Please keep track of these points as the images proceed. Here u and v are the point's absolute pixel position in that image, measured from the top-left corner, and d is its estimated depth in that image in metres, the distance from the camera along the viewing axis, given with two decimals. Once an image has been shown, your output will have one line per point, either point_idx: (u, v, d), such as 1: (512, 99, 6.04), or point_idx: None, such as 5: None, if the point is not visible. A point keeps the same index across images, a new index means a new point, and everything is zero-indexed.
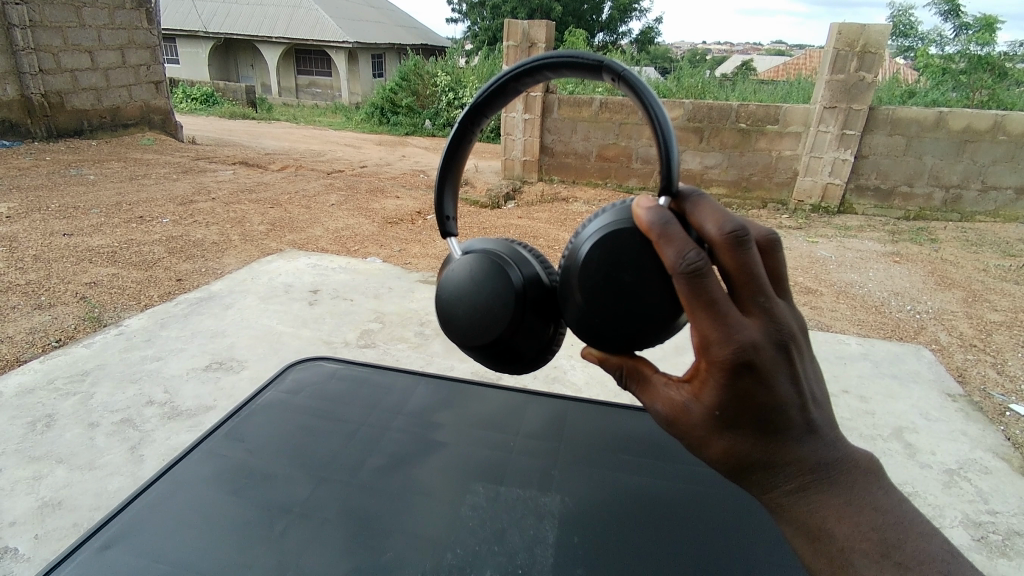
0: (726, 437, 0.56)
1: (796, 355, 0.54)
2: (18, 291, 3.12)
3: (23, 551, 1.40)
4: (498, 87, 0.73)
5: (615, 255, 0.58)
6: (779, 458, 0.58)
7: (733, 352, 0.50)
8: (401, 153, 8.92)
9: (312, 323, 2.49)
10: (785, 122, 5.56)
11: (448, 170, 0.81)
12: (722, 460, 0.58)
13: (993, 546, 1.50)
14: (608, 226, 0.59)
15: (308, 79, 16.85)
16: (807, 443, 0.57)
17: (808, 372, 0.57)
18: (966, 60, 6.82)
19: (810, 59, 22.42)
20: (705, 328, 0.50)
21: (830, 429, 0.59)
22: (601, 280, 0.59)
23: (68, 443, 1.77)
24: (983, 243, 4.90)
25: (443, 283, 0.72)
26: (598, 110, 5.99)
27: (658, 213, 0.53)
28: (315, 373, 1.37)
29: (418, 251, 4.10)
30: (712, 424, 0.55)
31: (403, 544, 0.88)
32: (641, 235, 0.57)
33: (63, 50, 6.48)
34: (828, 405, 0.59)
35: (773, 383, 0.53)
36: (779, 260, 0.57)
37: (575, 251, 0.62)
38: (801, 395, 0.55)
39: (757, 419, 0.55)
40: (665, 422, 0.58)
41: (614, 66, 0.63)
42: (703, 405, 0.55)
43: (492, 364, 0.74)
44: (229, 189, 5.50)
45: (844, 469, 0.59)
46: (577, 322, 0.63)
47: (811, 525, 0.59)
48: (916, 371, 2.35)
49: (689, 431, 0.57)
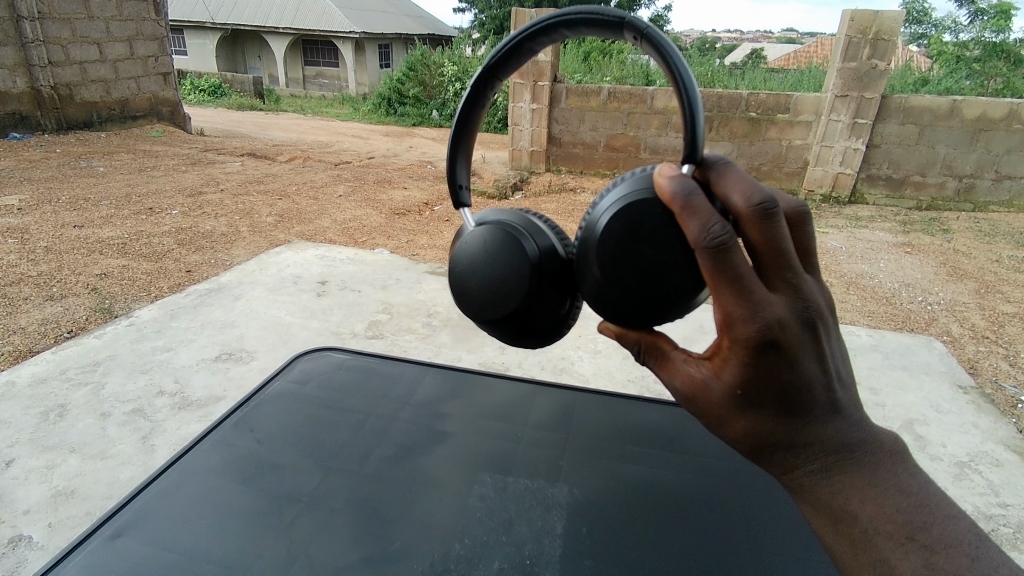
0: (747, 416, 0.55)
1: (822, 334, 0.53)
2: (30, 282, 3.15)
3: (37, 540, 1.42)
4: (513, 48, 0.72)
5: (635, 227, 0.58)
6: (800, 439, 0.57)
7: (757, 329, 0.50)
8: (408, 143, 8.91)
9: (321, 314, 2.50)
10: (796, 111, 5.50)
11: (460, 141, 0.81)
12: (742, 440, 0.57)
13: (1004, 539, 1.49)
14: (627, 198, 0.58)
15: (315, 70, 16.86)
16: (831, 423, 0.57)
17: (835, 351, 0.56)
18: (981, 48, 6.73)
19: (820, 46, 22.26)
20: (729, 306, 0.50)
21: (854, 410, 0.58)
22: (620, 253, 0.59)
23: (81, 432, 1.79)
24: (996, 233, 4.84)
25: (456, 253, 0.72)
26: (607, 100, 5.95)
27: (682, 185, 0.52)
28: (323, 363, 1.38)
29: (425, 242, 4.10)
30: (733, 402, 0.55)
31: (412, 533, 0.88)
32: (662, 206, 0.56)
33: (72, 43, 6.50)
34: (853, 386, 0.59)
35: (798, 361, 0.52)
36: (806, 236, 0.57)
37: (593, 223, 0.62)
38: (826, 373, 0.55)
39: (781, 399, 0.54)
40: (684, 400, 0.58)
41: (637, 25, 0.62)
42: (724, 382, 0.54)
43: (507, 339, 0.73)
44: (238, 181, 5.52)
45: (868, 451, 0.58)
46: (593, 297, 0.63)
47: (832, 507, 0.58)
48: (927, 363, 2.33)
49: (709, 409, 0.56)
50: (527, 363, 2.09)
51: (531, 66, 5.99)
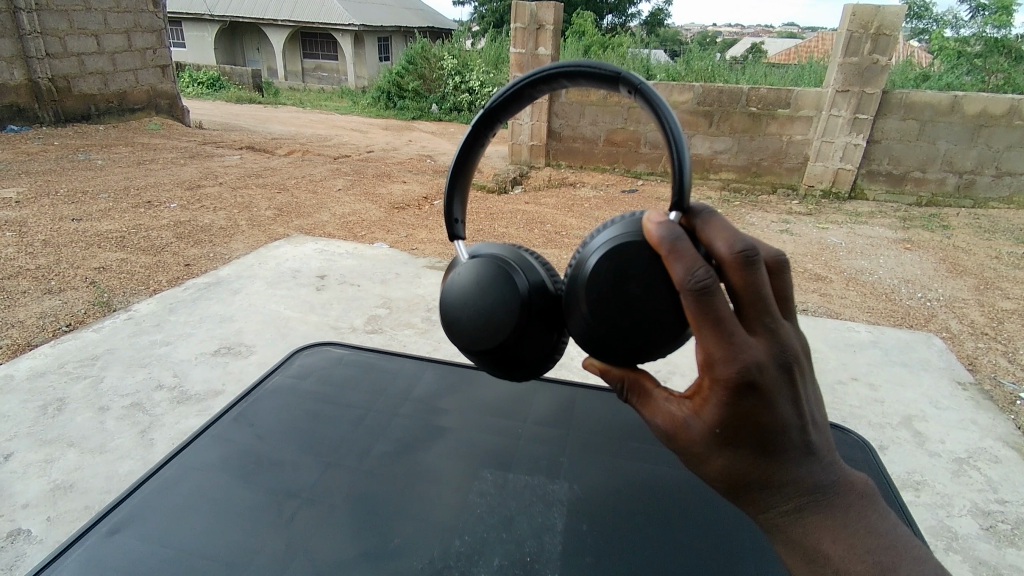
0: (724, 455, 0.55)
1: (798, 377, 0.54)
2: (28, 275, 3.14)
3: (35, 533, 1.42)
4: (513, 95, 0.71)
5: (623, 269, 0.57)
6: (777, 478, 0.56)
7: (736, 370, 0.50)
8: (408, 137, 8.88)
9: (320, 309, 2.50)
10: (796, 106, 5.48)
11: (460, 174, 0.80)
12: (720, 477, 0.57)
13: (1001, 535, 1.49)
14: (617, 240, 0.58)
15: (314, 62, 16.80)
16: (804, 464, 0.56)
17: (811, 394, 0.56)
18: (982, 43, 6.71)
19: (821, 41, 22.25)
20: (710, 347, 0.50)
21: (827, 452, 0.58)
22: (609, 292, 0.58)
23: (79, 426, 1.79)
24: (996, 230, 4.83)
25: (447, 284, 0.71)
26: (607, 94, 5.94)
27: (669, 229, 0.52)
28: (322, 358, 1.37)
29: (425, 236, 4.09)
30: (714, 442, 0.54)
31: (411, 529, 0.88)
32: (650, 251, 0.56)
33: (70, 35, 6.47)
34: (827, 428, 0.59)
35: (776, 402, 0.52)
36: (786, 281, 0.57)
37: (582, 262, 0.61)
38: (801, 415, 0.55)
39: (759, 440, 0.54)
40: (665, 438, 0.57)
41: (633, 80, 0.62)
42: (704, 421, 0.54)
43: (494, 371, 0.72)
44: (236, 174, 5.50)
45: (839, 491, 0.58)
46: (580, 333, 0.62)
47: (805, 546, 0.57)
48: (926, 359, 2.33)
49: (690, 447, 0.56)
50: None
51: (531, 59, 5.97)
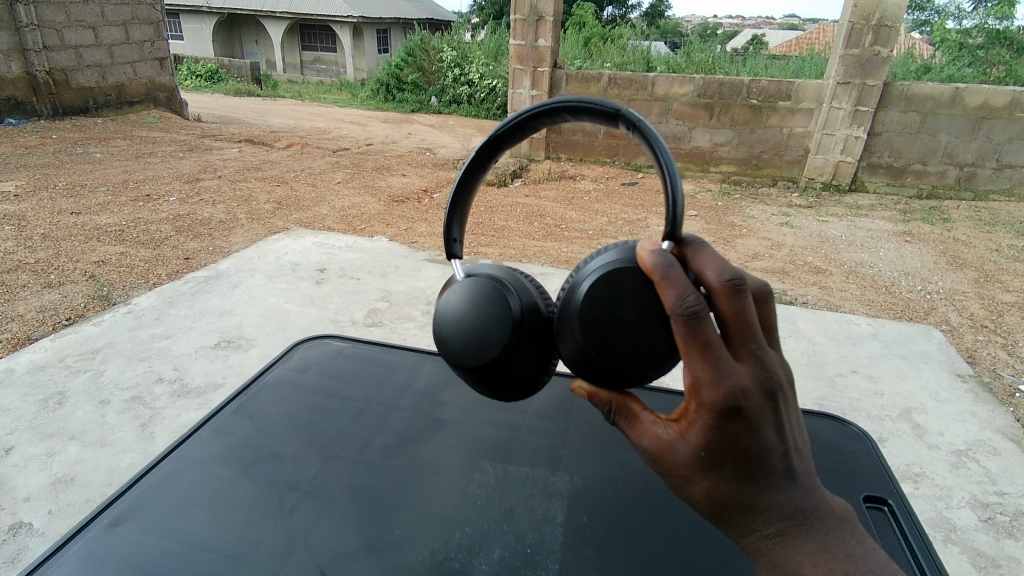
0: (709, 478, 0.56)
1: (782, 404, 0.55)
2: (27, 269, 3.14)
3: (37, 526, 1.42)
4: (516, 125, 0.70)
5: (614, 294, 0.57)
6: (758, 502, 0.58)
7: (723, 395, 0.51)
8: (407, 130, 8.85)
9: (319, 302, 2.49)
10: (797, 98, 5.46)
11: (461, 196, 0.79)
12: (704, 500, 0.58)
13: (1000, 527, 1.50)
14: (610, 266, 0.57)
15: (312, 55, 16.72)
16: (786, 489, 0.58)
17: (794, 420, 0.58)
18: (984, 35, 6.68)
19: (823, 32, 22.11)
20: (698, 372, 0.52)
21: (809, 478, 0.60)
22: (601, 317, 0.58)
23: (80, 419, 1.79)
24: (996, 222, 4.83)
25: (440, 301, 0.70)
26: (607, 87, 5.91)
27: (661, 256, 0.54)
28: (322, 350, 1.37)
29: (424, 230, 4.08)
30: (698, 465, 0.56)
31: (411, 521, 0.88)
32: (643, 279, 0.56)
33: (67, 27, 6.43)
34: (809, 454, 0.60)
35: (759, 427, 0.54)
36: (770, 311, 0.59)
37: (575, 286, 0.60)
38: (784, 442, 0.56)
39: (743, 464, 0.55)
40: (652, 460, 0.58)
41: (631, 117, 0.62)
42: (690, 445, 0.55)
43: (482, 389, 0.71)
44: (235, 167, 5.48)
45: (819, 516, 0.59)
46: (570, 356, 0.62)
47: (786, 569, 0.59)
48: (926, 352, 2.33)
49: (674, 470, 0.57)
50: None
51: (530, 51, 5.94)
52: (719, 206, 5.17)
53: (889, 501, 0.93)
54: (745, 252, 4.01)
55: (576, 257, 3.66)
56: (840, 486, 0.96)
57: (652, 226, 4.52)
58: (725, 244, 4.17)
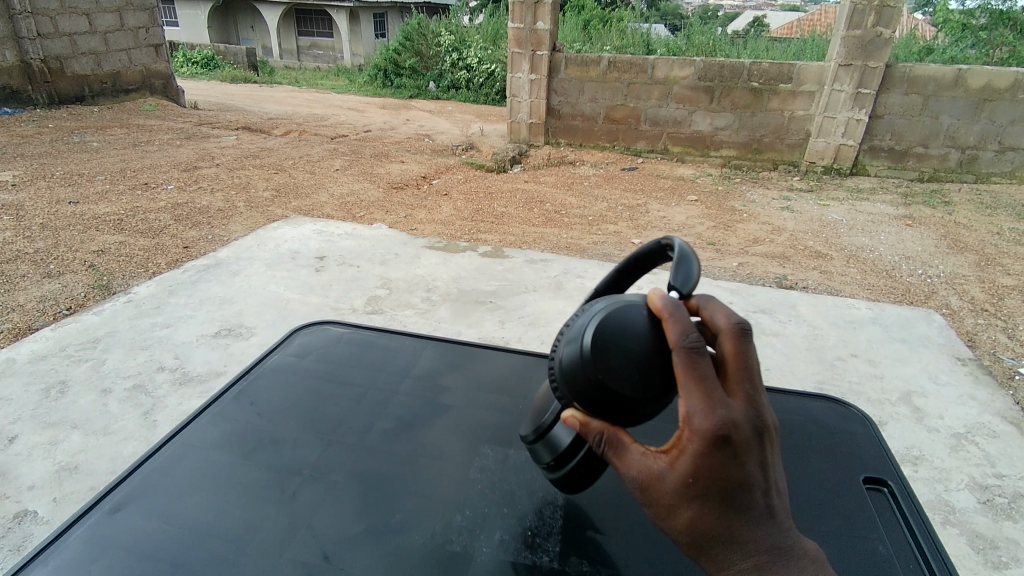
0: (694, 509, 0.58)
1: (765, 443, 0.59)
2: (27, 259, 3.13)
3: (42, 514, 1.44)
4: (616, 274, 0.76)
5: (623, 326, 0.61)
6: (738, 535, 0.59)
7: (715, 425, 0.55)
8: (406, 116, 8.78)
9: (319, 290, 2.49)
10: (798, 81, 5.40)
11: None
12: (685, 529, 0.59)
13: (999, 509, 1.51)
14: (617, 312, 0.62)
15: (309, 40, 16.52)
16: (765, 525, 0.60)
17: (775, 461, 0.61)
18: (987, 15, 6.62)
19: (824, 15, 21.95)
20: (693, 401, 0.55)
21: (786, 517, 0.62)
22: (604, 350, 0.60)
23: (82, 408, 1.79)
24: (998, 205, 4.81)
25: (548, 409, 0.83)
26: (607, 70, 5.84)
27: (668, 299, 0.60)
28: (321, 337, 1.36)
29: (424, 217, 4.06)
30: (684, 493, 0.57)
31: (413, 505, 0.88)
32: (649, 325, 0.61)
33: (61, 14, 6.35)
34: (785, 494, 0.63)
35: (744, 461, 0.57)
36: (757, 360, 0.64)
37: (580, 332, 0.63)
38: (766, 478, 0.59)
39: (727, 496, 0.57)
40: (638, 489, 0.59)
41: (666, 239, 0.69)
42: (677, 473, 0.57)
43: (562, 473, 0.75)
44: (232, 155, 5.45)
45: (796, 555, 0.60)
46: (569, 382, 0.63)
47: None
48: (927, 336, 2.33)
49: (660, 499, 0.58)
50: (527, 338, 2.16)
51: (529, 34, 5.88)
52: (719, 191, 5.15)
53: (888, 482, 0.93)
54: (745, 237, 3.99)
55: (576, 243, 3.65)
56: (841, 468, 0.96)
57: (652, 211, 4.51)
58: (725, 229, 4.16)
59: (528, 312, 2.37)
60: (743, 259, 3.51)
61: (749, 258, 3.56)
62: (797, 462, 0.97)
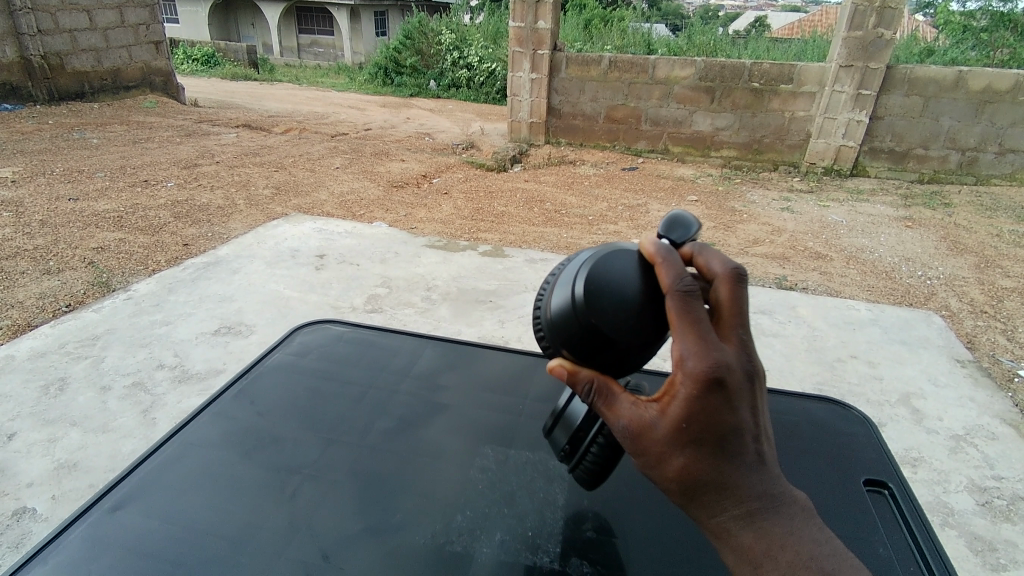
0: (686, 456, 0.58)
1: (756, 388, 0.60)
2: (26, 256, 3.12)
3: (41, 512, 1.43)
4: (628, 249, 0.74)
5: (615, 272, 0.61)
6: (730, 483, 0.60)
7: (709, 368, 0.55)
8: (406, 115, 8.77)
9: (320, 288, 2.49)
10: (799, 81, 5.40)
11: None
12: (676, 478, 0.59)
13: (997, 511, 1.51)
14: (609, 260, 0.62)
15: (309, 38, 16.47)
16: (757, 473, 0.60)
17: (764, 410, 0.62)
18: (988, 17, 6.63)
19: (825, 17, 21.98)
20: (687, 344, 0.55)
21: (776, 467, 0.63)
22: (594, 299, 0.60)
23: (81, 405, 1.79)
24: (997, 208, 4.80)
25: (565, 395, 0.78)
26: (607, 69, 5.84)
27: (661, 244, 0.60)
28: (322, 336, 1.36)
29: (424, 216, 4.06)
30: (676, 440, 0.58)
31: (415, 504, 0.88)
32: (642, 271, 0.61)
33: (61, 10, 6.34)
34: (774, 444, 0.64)
35: (736, 405, 0.57)
36: None
37: (569, 284, 0.63)
38: (756, 424, 0.60)
39: (719, 441, 0.58)
40: (629, 438, 0.60)
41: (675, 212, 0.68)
42: (669, 419, 0.57)
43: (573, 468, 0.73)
44: (233, 152, 5.45)
45: (786, 502, 0.61)
46: (559, 329, 0.63)
47: (754, 553, 0.58)
48: (926, 337, 2.33)
49: (651, 447, 0.59)
50: (526, 338, 2.16)
51: (530, 33, 5.88)
52: (720, 191, 5.15)
53: (889, 485, 0.93)
54: (745, 238, 3.99)
55: (576, 243, 3.66)
56: (840, 470, 0.96)
57: (652, 211, 4.51)
58: (725, 229, 4.16)
59: (528, 311, 2.37)
60: (743, 260, 3.52)
61: (748, 259, 3.57)
62: (794, 464, 0.97)
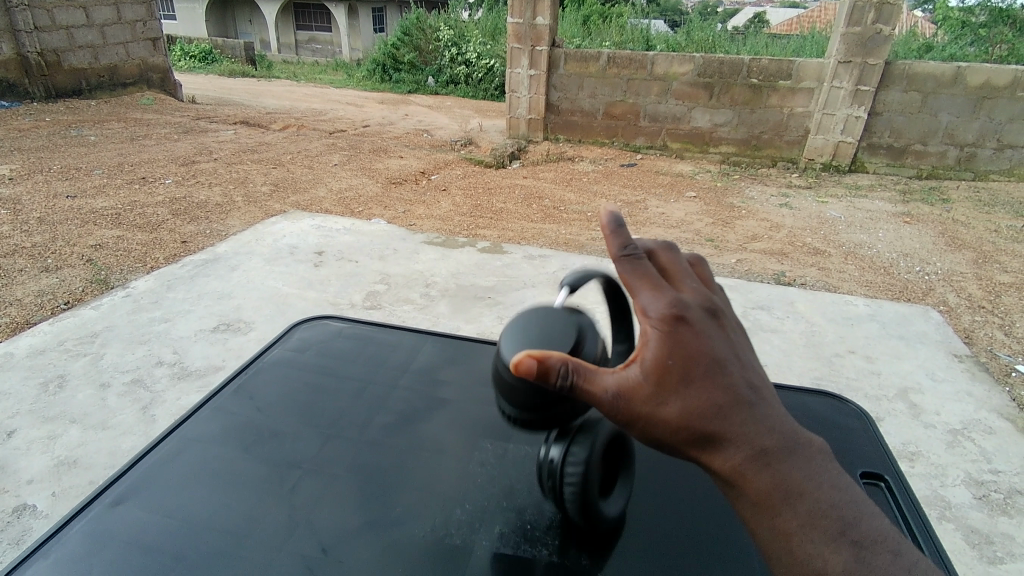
0: (681, 398, 0.57)
1: (724, 326, 0.62)
2: (24, 254, 3.11)
3: (41, 508, 1.44)
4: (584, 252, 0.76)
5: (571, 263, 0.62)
6: (736, 420, 0.59)
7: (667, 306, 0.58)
8: (404, 111, 8.75)
9: (318, 286, 2.48)
10: (798, 78, 5.40)
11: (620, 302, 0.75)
12: (681, 425, 0.57)
13: (994, 504, 1.52)
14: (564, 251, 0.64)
15: (307, 35, 16.42)
16: (760, 408, 0.60)
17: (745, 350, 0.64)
18: (987, 13, 6.65)
19: (823, 12, 21.97)
20: (644, 293, 0.58)
21: (782, 408, 0.63)
22: None
23: (81, 402, 1.79)
24: (995, 203, 4.81)
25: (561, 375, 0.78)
26: (606, 65, 5.83)
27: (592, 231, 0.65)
28: (321, 331, 1.36)
29: (423, 213, 4.05)
30: (665, 383, 0.57)
31: (415, 497, 0.89)
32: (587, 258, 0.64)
33: (57, 7, 6.31)
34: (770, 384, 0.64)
35: (708, 336, 0.59)
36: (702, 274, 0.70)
37: None
38: (740, 359, 0.61)
39: (708, 375, 0.58)
40: (622, 402, 0.57)
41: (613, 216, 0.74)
42: (650, 364, 0.57)
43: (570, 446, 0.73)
44: (231, 150, 5.44)
45: (799, 442, 0.62)
46: None
47: (772, 494, 0.59)
48: (923, 332, 2.34)
49: (644, 404, 0.57)
50: None
51: (528, 30, 5.87)
52: (718, 187, 5.15)
53: (886, 477, 0.94)
54: (744, 234, 4.00)
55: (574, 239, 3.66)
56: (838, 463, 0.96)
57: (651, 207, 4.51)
58: (724, 225, 4.16)
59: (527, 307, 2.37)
60: (742, 256, 3.52)
61: (747, 255, 3.57)
62: None
